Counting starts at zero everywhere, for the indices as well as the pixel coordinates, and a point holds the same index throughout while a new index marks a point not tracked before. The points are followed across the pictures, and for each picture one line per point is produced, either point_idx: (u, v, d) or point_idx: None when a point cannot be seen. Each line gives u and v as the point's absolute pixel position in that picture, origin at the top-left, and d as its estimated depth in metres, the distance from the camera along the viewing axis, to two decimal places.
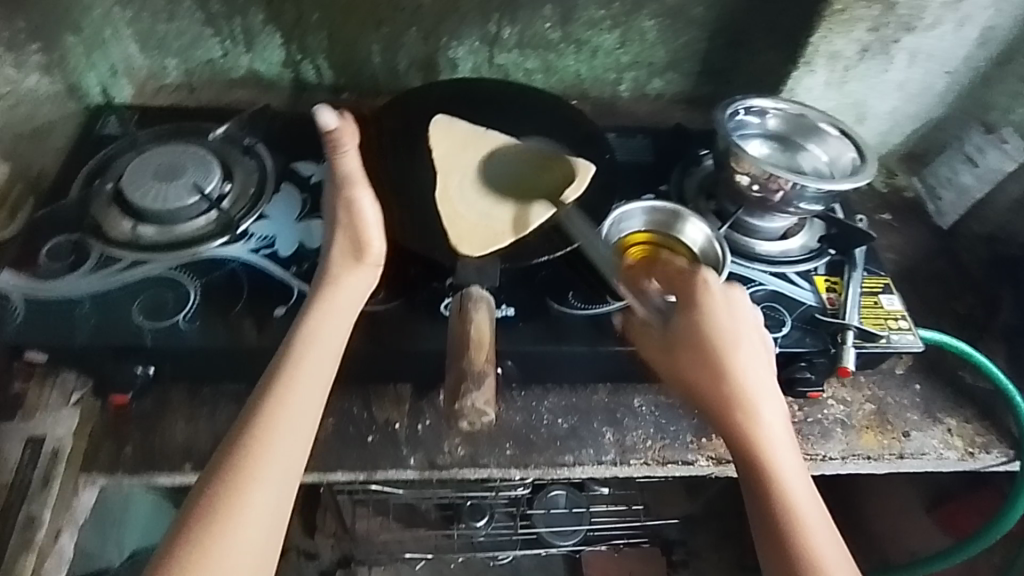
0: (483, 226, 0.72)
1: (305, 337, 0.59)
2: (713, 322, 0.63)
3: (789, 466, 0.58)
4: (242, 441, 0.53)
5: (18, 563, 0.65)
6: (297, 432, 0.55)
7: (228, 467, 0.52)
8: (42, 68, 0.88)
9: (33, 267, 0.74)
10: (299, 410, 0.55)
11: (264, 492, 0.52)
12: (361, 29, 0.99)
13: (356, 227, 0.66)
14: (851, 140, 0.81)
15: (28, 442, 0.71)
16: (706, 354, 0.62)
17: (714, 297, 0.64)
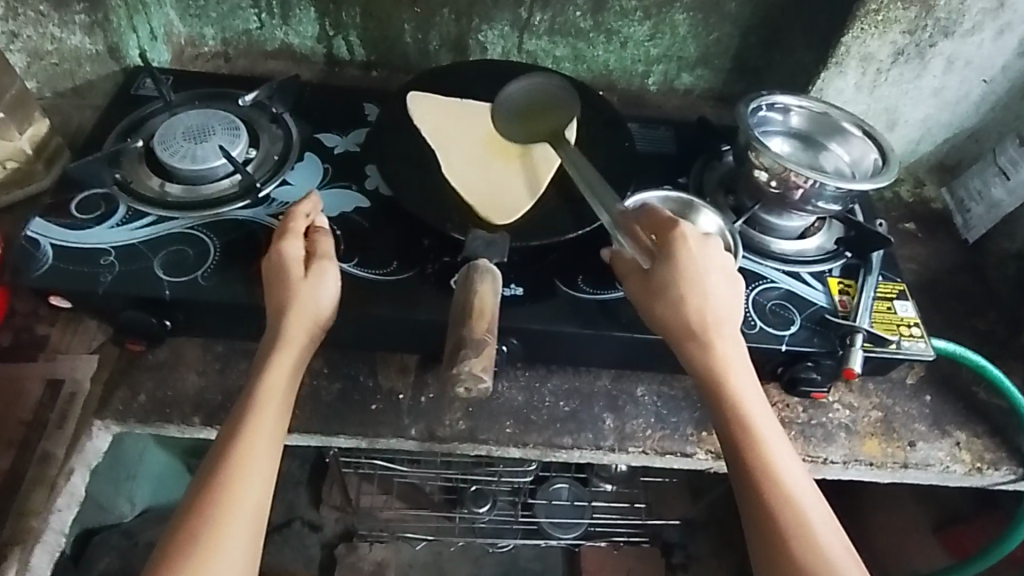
0: (501, 197, 0.75)
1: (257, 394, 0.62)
2: (695, 294, 0.63)
3: (776, 446, 0.59)
4: (214, 496, 0.57)
5: (31, 499, 0.69)
6: (263, 474, 0.59)
7: (206, 517, 0.56)
8: (85, 28, 0.92)
9: (63, 216, 0.76)
10: (260, 443, 0.60)
11: (244, 532, 0.57)
12: (395, 7, 1.00)
13: (305, 290, 0.66)
14: (875, 142, 0.80)
15: (50, 385, 0.74)
16: (689, 332, 0.62)
17: (695, 261, 0.64)
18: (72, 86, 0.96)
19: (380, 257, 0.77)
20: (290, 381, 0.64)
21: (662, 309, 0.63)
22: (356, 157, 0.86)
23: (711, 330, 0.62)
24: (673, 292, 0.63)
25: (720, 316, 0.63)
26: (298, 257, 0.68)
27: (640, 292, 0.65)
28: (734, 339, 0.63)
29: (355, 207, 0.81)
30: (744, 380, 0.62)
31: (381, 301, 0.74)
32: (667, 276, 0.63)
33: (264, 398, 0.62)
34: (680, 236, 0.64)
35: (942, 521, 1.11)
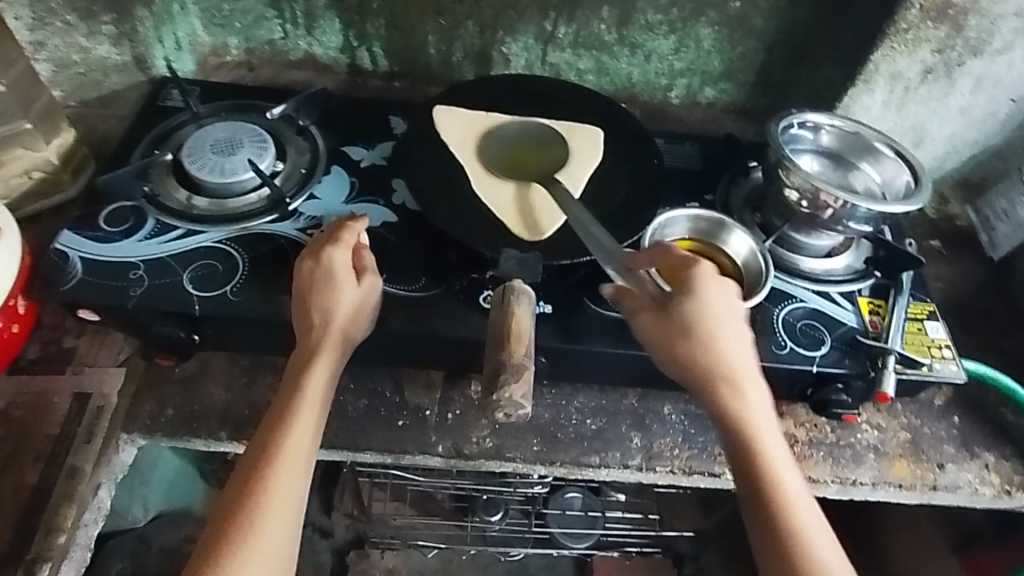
0: (534, 209, 0.73)
1: (301, 392, 0.63)
2: (715, 335, 0.63)
3: (795, 487, 0.59)
4: (254, 496, 0.58)
5: (60, 513, 0.69)
6: (299, 474, 0.60)
7: (246, 516, 0.57)
8: (112, 39, 0.91)
9: (92, 228, 0.76)
10: (301, 439, 0.61)
11: (281, 532, 0.57)
12: (420, 18, 1.00)
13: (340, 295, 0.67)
14: (908, 162, 0.79)
15: (77, 397, 0.74)
16: (709, 371, 0.63)
17: (713, 302, 0.65)
18: (98, 95, 0.96)
19: (409, 273, 0.77)
20: (326, 384, 0.64)
21: (682, 349, 0.63)
22: (383, 171, 0.86)
23: (730, 371, 0.63)
24: (694, 333, 0.63)
25: (739, 358, 0.64)
26: (346, 265, 0.69)
27: (658, 330, 0.65)
28: (754, 381, 0.64)
29: (383, 222, 0.81)
30: (764, 423, 0.62)
31: (410, 318, 0.74)
32: (688, 317, 0.64)
33: (302, 401, 0.63)
34: (698, 278, 0.66)
35: (962, 541, 1.09)
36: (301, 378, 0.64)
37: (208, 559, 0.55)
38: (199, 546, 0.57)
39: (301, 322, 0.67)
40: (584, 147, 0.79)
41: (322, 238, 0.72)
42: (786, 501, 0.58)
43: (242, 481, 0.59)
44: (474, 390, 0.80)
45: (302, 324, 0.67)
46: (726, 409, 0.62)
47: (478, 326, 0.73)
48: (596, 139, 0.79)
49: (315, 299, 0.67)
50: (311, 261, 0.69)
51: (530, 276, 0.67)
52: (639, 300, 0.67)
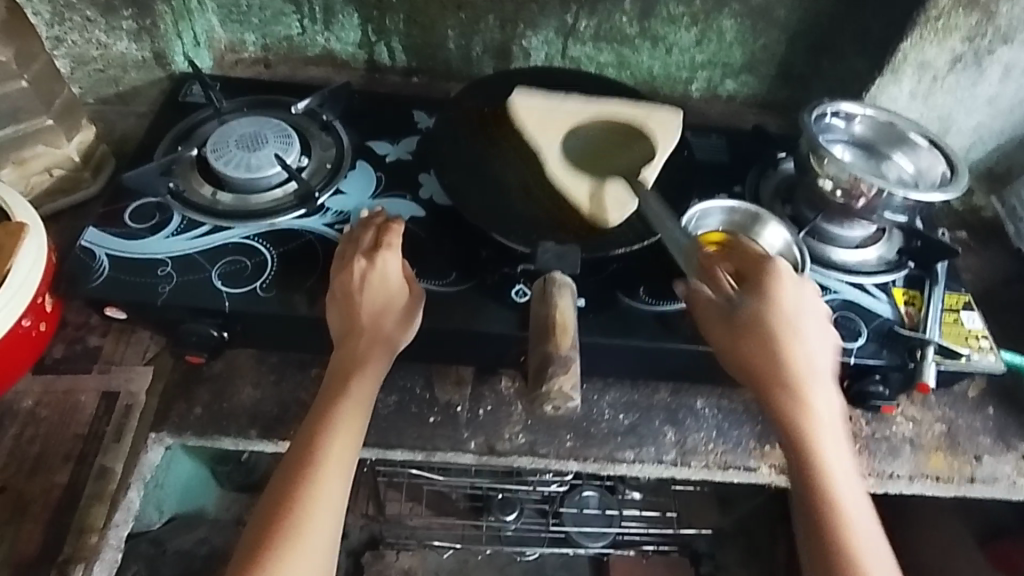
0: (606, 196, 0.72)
1: (343, 396, 0.63)
2: (787, 339, 0.63)
3: (851, 495, 0.59)
4: (297, 495, 0.58)
5: (92, 513, 0.68)
6: (342, 480, 0.60)
7: (290, 519, 0.57)
8: (132, 34, 0.90)
9: (117, 225, 0.75)
10: (343, 442, 0.61)
11: (325, 535, 0.58)
12: (440, 12, 0.98)
13: (386, 299, 0.67)
14: (942, 152, 0.80)
15: (105, 397, 0.74)
16: (776, 372, 0.63)
17: (788, 306, 0.65)
18: (116, 92, 0.94)
19: (439, 268, 0.76)
20: (370, 391, 0.64)
21: (753, 348, 0.63)
22: (409, 166, 0.85)
23: (801, 375, 0.63)
24: (765, 334, 0.63)
25: (812, 363, 0.64)
26: (398, 270, 0.69)
27: (727, 329, 0.64)
28: (823, 385, 0.63)
29: (412, 217, 0.80)
30: (829, 428, 0.62)
31: (441, 313, 0.72)
32: (760, 319, 0.64)
33: (347, 405, 0.63)
34: (773, 280, 0.65)
35: (985, 535, 1.09)
36: (347, 381, 0.64)
37: (253, 561, 0.55)
38: (243, 544, 0.58)
39: (348, 323, 0.67)
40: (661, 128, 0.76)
41: (369, 236, 0.72)
42: (840, 507, 0.58)
43: (286, 483, 0.59)
44: (505, 385, 0.79)
45: (350, 326, 0.66)
46: (790, 408, 0.62)
47: (511, 321, 0.72)
48: (673, 120, 0.77)
49: (364, 303, 0.67)
50: (364, 262, 0.69)
51: (568, 269, 0.67)
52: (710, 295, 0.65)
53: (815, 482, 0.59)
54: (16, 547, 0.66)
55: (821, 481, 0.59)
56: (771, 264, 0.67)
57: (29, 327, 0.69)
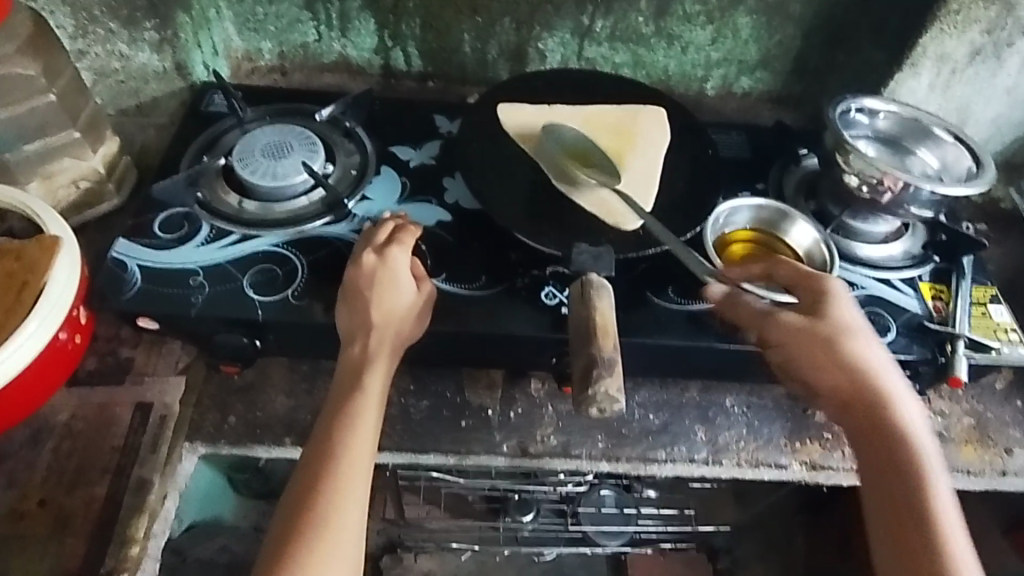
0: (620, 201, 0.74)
1: (362, 390, 0.63)
2: (848, 350, 0.64)
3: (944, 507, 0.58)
4: (322, 490, 0.58)
5: (131, 526, 0.68)
6: (365, 472, 0.60)
7: (318, 512, 0.57)
8: (153, 45, 0.89)
9: (145, 236, 0.75)
10: (364, 438, 0.61)
11: (353, 527, 0.58)
12: (455, 16, 0.97)
13: (396, 293, 0.67)
14: (967, 146, 0.80)
15: (139, 409, 0.74)
16: (843, 384, 0.64)
17: (852, 319, 0.66)
18: (136, 104, 0.94)
19: (469, 271, 0.76)
20: (385, 382, 0.64)
21: (821, 356, 0.64)
22: (433, 171, 0.86)
23: (865, 386, 0.64)
24: (829, 343, 0.64)
25: (872, 371, 0.64)
26: (407, 265, 0.69)
27: (790, 342, 0.65)
28: (890, 395, 0.63)
29: (438, 222, 0.80)
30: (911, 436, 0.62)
31: (473, 316, 0.73)
32: (824, 331, 0.65)
33: (364, 400, 0.63)
34: (835, 293, 0.67)
35: (1009, 524, 1.08)
36: (362, 375, 0.64)
37: (284, 556, 0.55)
38: (269, 540, 0.58)
39: (359, 318, 0.66)
40: (648, 131, 0.81)
41: (380, 232, 0.72)
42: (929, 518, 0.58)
43: (309, 478, 0.59)
44: (535, 388, 0.80)
45: (363, 321, 0.66)
46: (865, 421, 0.63)
47: (543, 324, 0.72)
48: (654, 122, 0.82)
49: (372, 297, 0.66)
50: (373, 256, 0.69)
51: (603, 271, 0.67)
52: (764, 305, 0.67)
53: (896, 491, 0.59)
54: (59, 561, 0.66)
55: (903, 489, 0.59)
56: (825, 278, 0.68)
57: (65, 340, 0.69)
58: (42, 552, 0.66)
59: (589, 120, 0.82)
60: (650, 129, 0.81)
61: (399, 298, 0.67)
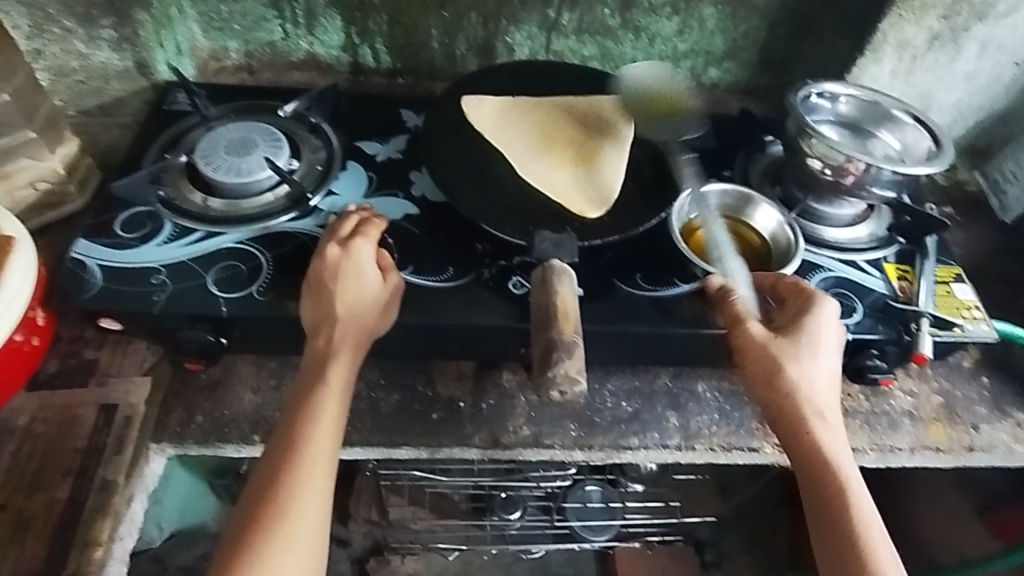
0: (586, 189, 0.75)
1: (327, 384, 0.63)
2: (805, 370, 0.63)
3: (878, 535, 0.59)
4: (283, 483, 0.57)
5: (95, 528, 0.68)
6: (328, 465, 0.60)
7: (279, 503, 0.57)
8: (113, 43, 0.87)
9: (107, 235, 0.75)
10: (325, 431, 0.61)
11: (315, 519, 0.57)
12: (421, 12, 0.97)
13: (359, 285, 0.67)
14: (927, 128, 0.82)
15: (104, 409, 0.74)
16: (793, 403, 0.63)
17: (818, 338, 0.65)
18: (99, 103, 0.91)
19: (437, 263, 0.76)
20: (348, 375, 0.64)
21: (777, 375, 0.63)
22: (400, 165, 0.85)
23: (814, 408, 0.63)
24: (785, 362, 0.63)
25: (823, 393, 0.64)
26: (372, 259, 0.69)
27: (749, 357, 0.64)
28: (831, 419, 0.63)
29: (405, 215, 0.80)
30: (847, 460, 0.62)
31: (440, 308, 0.72)
32: (786, 350, 0.63)
33: (327, 392, 0.62)
34: (810, 314, 0.66)
35: (984, 505, 1.10)
36: (325, 368, 0.63)
37: (242, 548, 0.55)
38: (229, 533, 0.57)
39: (324, 311, 0.66)
40: (615, 121, 0.82)
41: (345, 225, 0.71)
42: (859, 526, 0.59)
43: (270, 473, 0.58)
44: (506, 379, 0.80)
45: (326, 314, 0.66)
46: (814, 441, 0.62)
47: (510, 312, 0.72)
48: (619, 112, 0.83)
49: (336, 288, 0.66)
50: (338, 249, 0.68)
51: (566, 257, 0.68)
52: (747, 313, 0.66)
53: (833, 518, 0.59)
54: (20, 564, 0.65)
55: (844, 518, 0.59)
56: (806, 297, 0.67)
57: (20, 342, 0.68)
58: (4, 556, 0.66)
59: (555, 112, 0.83)
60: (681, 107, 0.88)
61: (363, 292, 0.67)
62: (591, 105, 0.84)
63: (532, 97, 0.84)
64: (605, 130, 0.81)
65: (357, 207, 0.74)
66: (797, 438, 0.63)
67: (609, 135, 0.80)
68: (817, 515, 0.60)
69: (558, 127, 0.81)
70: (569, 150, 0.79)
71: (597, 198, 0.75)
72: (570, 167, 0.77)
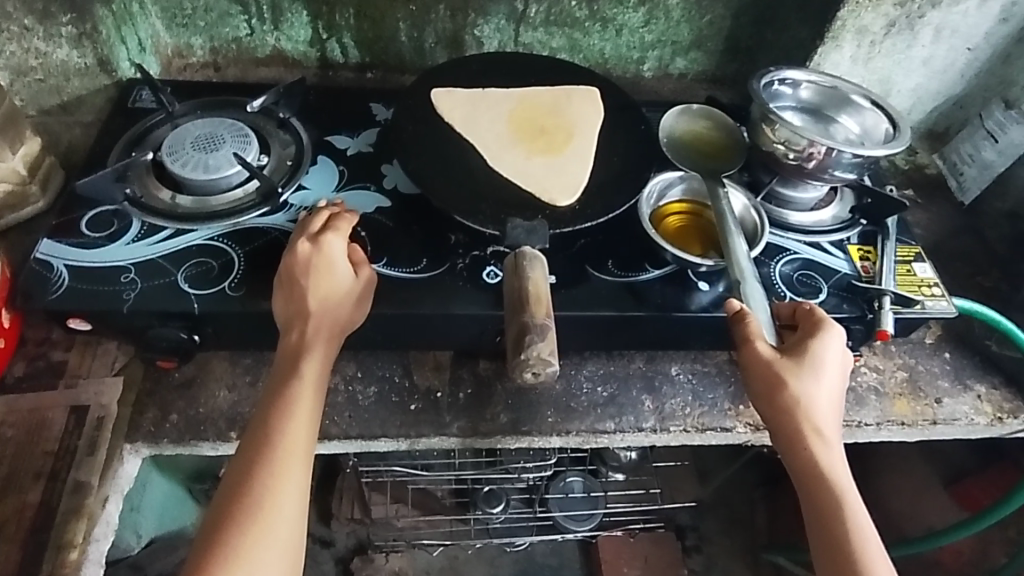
0: (557, 177, 0.76)
1: (303, 388, 0.62)
2: (810, 390, 0.62)
3: (879, 556, 0.58)
4: (258, 483, 0.57)
5: (68, 530, 0.67)
6: (304, 460, 0.60)
7: (254, 501, 0.56)
8: (72, 40, 0.86)
9: (72, 235, 0.74)
10: (301, 434, 0.60)
11: (292, 511, 0.57)
12: (388, 5, 0.96)
13: (330, 280, 0.66)
14: (885, 111, 0.84)
15: (74, 411, 0.73)
16: (797, 422, 0.62)
17: (822, 361, 0.64)
18: (59, 102, 0.90)
19: (410, 255, 0.76)
20: (322, 374, 0.64)
21: (782, 394, 0.62)
22: (371, 158, 0.85)
23: (817, 427, 0.62)
24: (790, 382, 0.62)
25: (826, 414, 0.63)
26: (344, 253, 0.69)
27: (754, 375, 0.64)
28: (833, 439, 0.63)
29: (377, 208, 0.80)
30: (848, 479, 0.61)
31: (416, 299, 0.72)
32: (792, 370, 0.63)
33: (301, 389, 0.62)
34: (818, 336, 0.65)
35: (950, 478, 1.15)
36: (298, 364, 0.63)
37: (217, 548, 0.54)
38: (203, 531, 0.57)
39: (296, 306, 0.66)
40: (583, 110, 0.83)
41: (316, 220, 0.71)
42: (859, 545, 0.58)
43: (244, 475, 0.58)
44: (483, 368, 0.80)
45: (299, 310, 0.65)
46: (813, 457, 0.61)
47: (484, 301, 0.73)
48: (587, 101, 0.84)
49: (308, 287, 0.66)
50: (308, 244, 0.68)
51: (537, 244, 0.69)
52: (757, 332, 0.64)
53: (833, 538, 0.58)
54: None
55: (846, 538, 0.58)
56: (819, 324, 0.66)
57: None
58: None
59: (523, 102, 0.83)
60: (735, 153, 0.88)
61: (334, 288, 0.66)
62: (560, 95, 0.85)
63: (500, 88, 0.85)
64: (574, 119, 0.82)
65: (328, 203, 0.73)
66: (799, 457, 0.62)
67: (578, 124, 0.81)
68: (818, 535, 0.59)
69: (529, 117, 0.82)
70: (539, 140, 0.80)
71: (567, 184, 0.75)
72: (540, 155, 0.78)
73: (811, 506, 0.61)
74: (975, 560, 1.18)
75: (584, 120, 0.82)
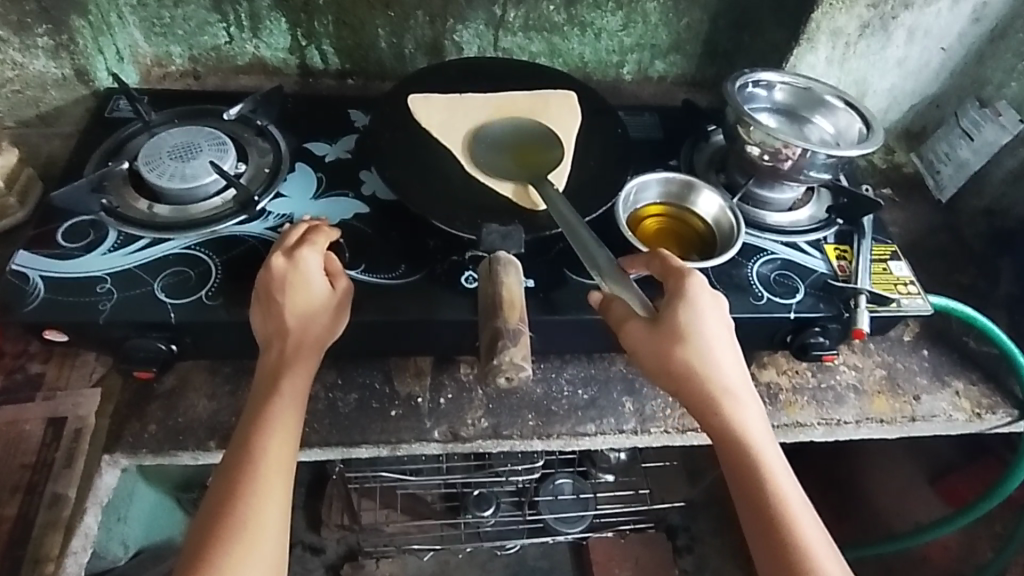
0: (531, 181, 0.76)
1: (276, 412, 0.62)
2: (699, 353, 0.62)
3: (793, 491, 0.59)
4: (241, 504, 0.57)
5: (46, 542, 0.67)
6: (285, 477, 0.59)
7: (237, 519, 0.56)
8: (50, 51, 0.85)
9: (49, 246, 0.74)
10: (279, 455, 0.60)
11: (276, 527, 0.57)
12: (367, 12, 0.96)
13: (306, 294, 0.66)
14: (857, 112, 0.85)
15: (52, 423, 0.73)
16: (697, 387, 0.62)
17: (700, 319, 0.63)
18: (38, 113, 0.89)
19: (388, 261, 0.76)
20: (303, 389, 0.64)
21: (674, 369, 0.62)
22: (349, 165, 0.85)
23: (716, 382, 0.62)
24: (678, 349, 0.62)
25: (720, 368, 0.62)
26: (319, 266, 0.69)
27: (642, 351, 0.63)
28: (736, 392, 0.62)
29: (355, 214, 0.80)
30: (759, 431, 0.61)
31: (394, 306, 0.72)
32: (676, 336, 0.62)
33: (280, 405, 0.62)
34: (690, 295, 0.64)
35: (936, 473, 1.17)
36: (278, 381, 0.63)
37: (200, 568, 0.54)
38: (186, 554, 0.56)
39: (272, 323, 0.66)
40: (557, 110, 0.84)
41: (293, 235, 0.71)
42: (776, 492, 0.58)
43: (223, 502, 0.57)
44: (463, 372, 0.80)
45: (277, 327, 0.65)
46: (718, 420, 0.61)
47: (464, 306, 0.73)
48: (562, 102, 0.84)
49: (286, 304, 0.66)
50: (283, 259, 0.67)
51: (512, 248, 0.69)
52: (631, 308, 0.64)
53: (753, 492, 0.59)
54: None
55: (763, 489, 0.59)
56: (685, 277, 0.65)
57: None
58: None
59: (502, 107, 0.84)
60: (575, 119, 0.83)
61: (309, 303, 0.66)
62: (531, 98, 0.85)
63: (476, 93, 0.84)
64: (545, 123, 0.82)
65: (299, 221, 0.73)
66: (709, 420, 0.62)
67: (554, 126, 0.82)
68: (738, 491, 0.60)
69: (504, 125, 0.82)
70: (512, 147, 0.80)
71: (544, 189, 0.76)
72: (539, 162, 0.78)
73: (729, 467, 0.61)
74: (963, 555, 1.20)
75: (560, 124, 0.82)
